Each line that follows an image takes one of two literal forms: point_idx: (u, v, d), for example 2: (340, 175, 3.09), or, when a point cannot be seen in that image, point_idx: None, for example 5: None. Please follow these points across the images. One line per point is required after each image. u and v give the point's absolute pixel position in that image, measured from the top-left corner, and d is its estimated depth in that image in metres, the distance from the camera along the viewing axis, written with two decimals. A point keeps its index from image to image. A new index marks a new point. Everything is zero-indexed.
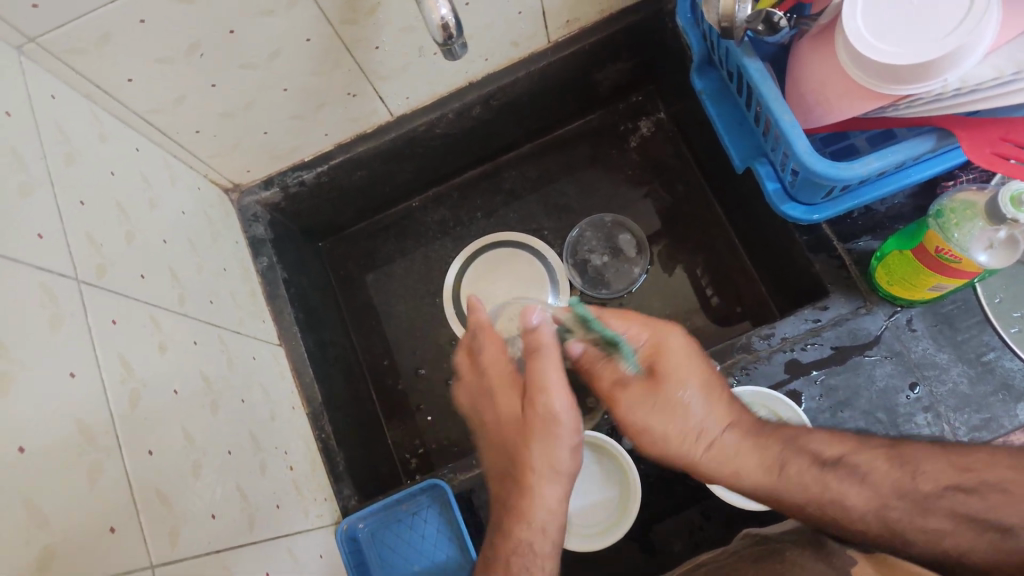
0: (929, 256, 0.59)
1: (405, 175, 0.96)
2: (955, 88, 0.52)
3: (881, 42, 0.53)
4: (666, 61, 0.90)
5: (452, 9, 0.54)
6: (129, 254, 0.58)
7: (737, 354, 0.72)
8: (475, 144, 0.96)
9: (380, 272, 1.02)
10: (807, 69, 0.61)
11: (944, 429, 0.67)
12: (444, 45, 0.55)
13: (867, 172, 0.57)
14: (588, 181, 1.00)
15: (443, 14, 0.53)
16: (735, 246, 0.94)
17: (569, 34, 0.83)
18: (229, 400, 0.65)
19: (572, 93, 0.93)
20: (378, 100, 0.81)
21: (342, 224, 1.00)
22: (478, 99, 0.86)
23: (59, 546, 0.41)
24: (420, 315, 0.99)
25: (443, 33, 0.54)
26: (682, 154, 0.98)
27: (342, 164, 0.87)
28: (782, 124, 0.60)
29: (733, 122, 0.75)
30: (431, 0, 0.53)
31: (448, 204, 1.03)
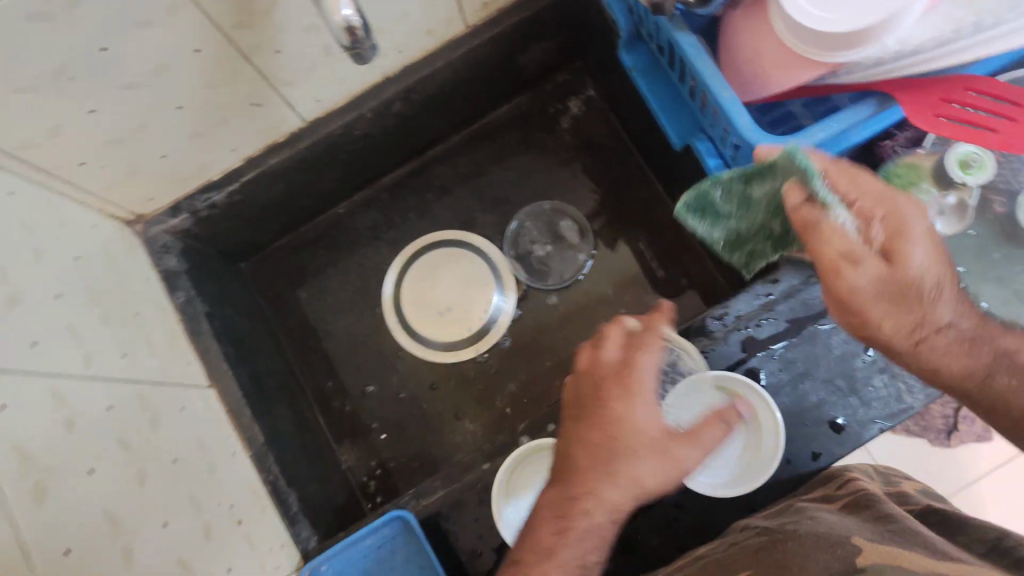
0: None
1: (328, 182, 0.89)
2: (896, 51, 0.50)
3: (817, 10, 0.51)
4: (591, 37, 0.86)
5: (357, 8, 0.47)
6: (14, 321, 0.51)
7: (694, 338, 0.70)
8: (399, 142, 0.90)
9: (311, 287, 0.95)
10: (743, 40, 0.58)
11: (901, 388, 0.66)
12: (351, 49, 0.49)
13: (812, 143, 0.54)
14: (521, 169, 0.96)
15: (347, 14, 0.47)
16: (677, 222, 0.91)
17: (487, 18, 0.78)
18: (159, 462, 0.58)
19: (496, 78, 0.88)
20: (287, 107, 0.74)
21: (264, 241, 0.93)
22: (397, 95, 0.80)
23: None
24: (362, 329, 0.94)
25: (348, 36, 0.48)
26: (615, 132, 0.95)
27: (255, 180, 0.80)
28: (721, 101, 0.57)
29: (666, 98, 0.72)
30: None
31: (377, 208, 0.96)
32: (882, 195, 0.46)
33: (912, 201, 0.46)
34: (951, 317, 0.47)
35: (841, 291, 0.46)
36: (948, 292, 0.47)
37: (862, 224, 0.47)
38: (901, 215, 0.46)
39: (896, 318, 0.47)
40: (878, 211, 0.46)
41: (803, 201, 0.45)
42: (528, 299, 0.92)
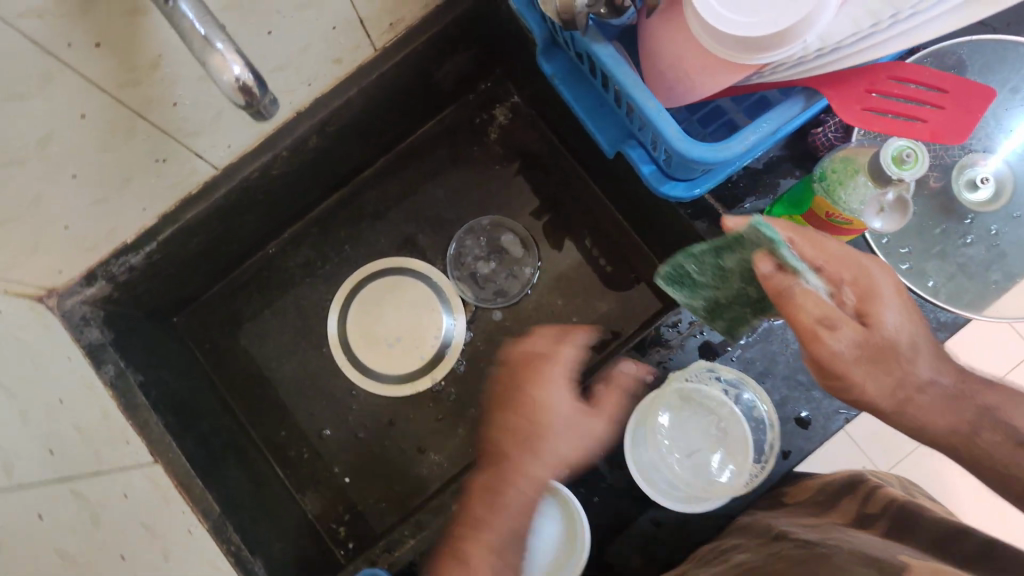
0: (819, 220, 0.58)
1: (253, 225, 0.85)
2: (816, 49, 0.49)
3: (731, 14, 0.50)
4: (507, 43, 0.83)
5: (247, 64, 0.44)
6: None
7: (650, 350, 0.69)
8: (323, 174, 0.86)
9: (251, 334, 0.91)
10: (660, 48, 0.56)
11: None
12: (249, 107, 0.46)
13: (745, 148, 0.54)
14: (454, 185, 0.93)
15: (238, 72, 0.44)
16: (619, 222, 0.90)
17: (396, 38, 0.74)
18: (104, 561, 0.55)
19: (416, 97, 0.85)
20: (197, 157, 0.69)
21: (194, 292, 0.88)
22: (312, 128, 0.76)
23: None
24: (310, 371, 0.90)
25: (242, 94, 0.44)
26: (545, 137, 0.93)
27: (173, 235, 0.75)
28: (647, 112, 0.55)
29: (592, 105, 0.71)
30: (219, 57, 0.43)
31: (309, 243, 0.92)
32: (848, 259, 0.47)
33: (876, 264, 0.48)
34: (930, 375, 0.48)
35: (821, 359, 0.44)
36: (922, 349, 0.47)
37: (832, 288, 0.47)
38: (868, 275, 0.47)
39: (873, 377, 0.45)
40: (845, 275, 0.47)
41: (776, 268, 0.42)
42: (478, 318, 0.90)
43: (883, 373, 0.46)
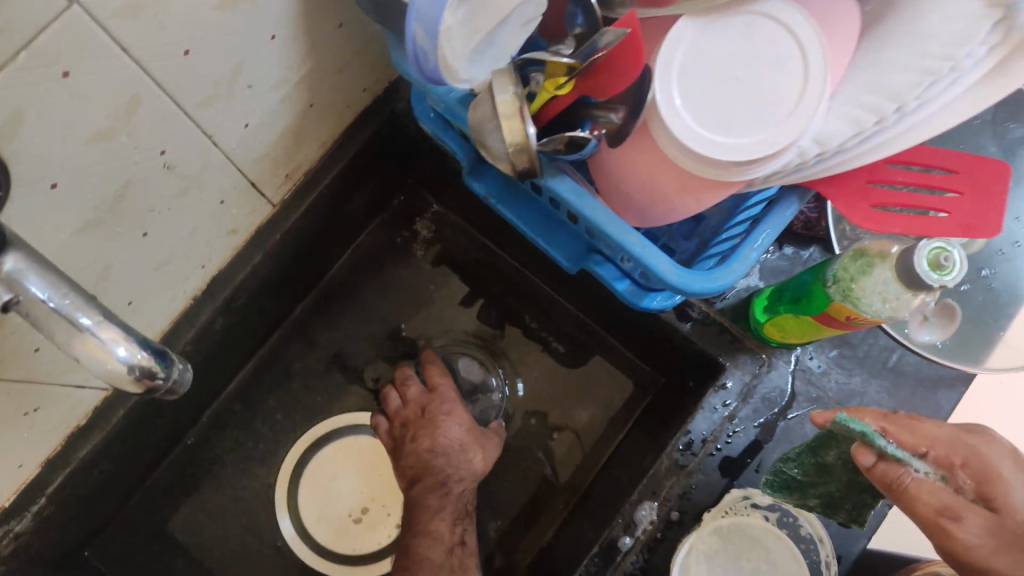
0: (837, 323, 0.50)
1: (165, 426, 0.70)
2: (814, 153, 0.42)
3: (722, 135, 0.42)
4: (419, 155, 0.74)
5: (141, 342, 0.32)
6: None
7: (667, 484, 0.61)
8: (238, 346, 0.73)
9: (186, 546, 0.76)
10: (629, 170, 0.48)
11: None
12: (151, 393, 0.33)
13: (748, 269, 0.47)
14: (388, 317, 0.82)
15: (126, 354, 0.31)
16: (581, 321, 0.80)
17: (297, 187, 0.63)
18: None
19: (330, 236, 0.74)
20: (79, 389, 0.55)
21: (105, 519, 0.72)
22: (220, 309, 0.63)
23: None
24: (268, 574, 0.76)
25: (138, 380, 0.32)
26: (478, 243, 0.83)
27: (67, 480, 0.60)
28: (631, 248, 0.47)
29: (539, 221, 0.62)
30: (90, 341, 0.31)
31: (235, 421, 0.78)
32: (955, 440, 0.43)
33: (993, 447, 0.43)
34: None
35: (953, 556, 0.38)
36: None
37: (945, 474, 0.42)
38: (979, 455, 0.42)
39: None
40: (955, 458, 0.43)
41: (878, 459, 0.42)
42: None
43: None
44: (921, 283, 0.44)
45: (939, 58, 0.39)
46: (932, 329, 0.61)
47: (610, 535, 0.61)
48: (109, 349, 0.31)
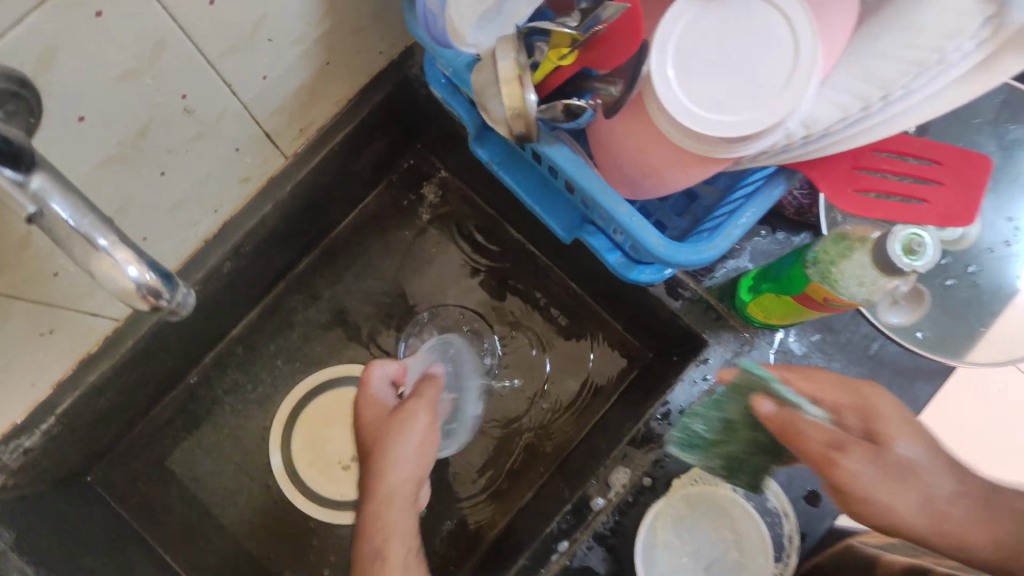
0: (817, 303, 0.53)
1: (171, 362, 0.74)
2: (801, 136, 0.44)
3: (711, 113, 0.44)
4: (429, 121, 0.76)
5: (151, 262, 0.35)
6: None
7: (644, 450, 0.63)
8: (243, 292, 0.76)
9: (183, 477, 0.80)
10: (623, 142, 0.49)
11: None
12: (158, 310, 0.36)
13: (733, 243, 0.49)
14: (390, 276, 0.84)
15: (137, 272, 0.34)
16: (574, 292, 0.83)
17: (310, 141, 0.66)
18: None
19: (339, 192, 0.77)
20: (91, 316, 0.59)
21: (109, 444, 0.76)
22: (228, 253, 0.67)
23: None
24: (260, 508, 0.80)
25: (144, 299, 0.35)
26: (481, 210, 0.85)
27: (77, 402, 0.64)
28: (621, 219, 0.49)
29: (538, 190, 0.64)
30: (105, 258, 0.34)
31: (237, 363, 0.82)
32: (844, 384, 0.46)
33: (877, 390, 0.46)
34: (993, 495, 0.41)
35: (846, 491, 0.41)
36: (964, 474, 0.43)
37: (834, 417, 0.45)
38: (865, 397, 0.45)
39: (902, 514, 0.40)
40: (845, 403, 0.45)
41: (777, 406, 0.43)
42: None
43: (901, 506, 0.40)
44: (896, 268, 0.46)
45: (927, 49, 0.40)
46: (901, 312, 0.66)
47: (584, 494, 0.63)
48: (123, 268, 0.34)
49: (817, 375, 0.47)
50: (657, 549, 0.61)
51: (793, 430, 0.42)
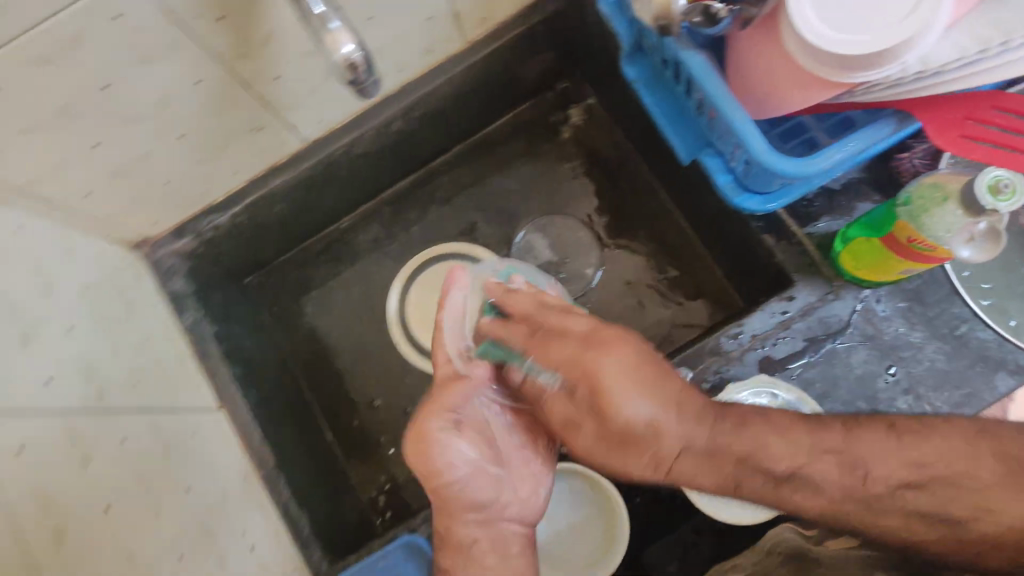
0: (899, 245, 0.57)
1: (331, 199, 0.88)
2: (916, 71, 0.48)
3: (834, 31, 0.48)
4: (588, 52, 0.84)
5: (360, 44, 0.46)
6: (27, 362, 0.51)
7: (708, 360, 0.68)
8: (401, 157, 0.89)
9: (316, 303, 0.95)
10: (752, 61, 0.56)
11: (925, 410, 0.66)
12: (356, 85, 0.47)
13: (829, 165, 0.54)
14: (526, 179, 0.95)
15: (349, 51, 0.45)
16: (685, 231, 0.89)
17: (488, 32, 0.77)
18: (173, 495, 0.59)
19: (499, 91, 0.87)
20: (289, 130, 0.73)
21: (269, 257, 0.92)
22: (399, 112, 0.79)
23: None
24: (369, 343, 0.93)
25: (348, 71, 0.46)
26: (618, 142, 0.93)
27: (260, 200, 0.79)
28: (735, 123, 0.55)
29: (671, 111, 0.71)
30: (333, 36, 0.45)
31: (381, 220, 0.96)
32: (593, 334, 0.54)
33: (601, 354, 0.52)
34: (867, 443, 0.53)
35: (592, 452, 0.55)
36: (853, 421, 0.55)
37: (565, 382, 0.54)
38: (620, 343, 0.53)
39: (635, 465, 0.54)
40: (579, 369, 0.53)
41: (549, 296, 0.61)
42: None
43: (721, 466, 0.53)
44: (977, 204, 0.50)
45: None
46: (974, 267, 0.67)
47: None
48: (341, 44, 0.45)
49: (615, 363, 0.52)
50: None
51: (590, 380, 0.52)
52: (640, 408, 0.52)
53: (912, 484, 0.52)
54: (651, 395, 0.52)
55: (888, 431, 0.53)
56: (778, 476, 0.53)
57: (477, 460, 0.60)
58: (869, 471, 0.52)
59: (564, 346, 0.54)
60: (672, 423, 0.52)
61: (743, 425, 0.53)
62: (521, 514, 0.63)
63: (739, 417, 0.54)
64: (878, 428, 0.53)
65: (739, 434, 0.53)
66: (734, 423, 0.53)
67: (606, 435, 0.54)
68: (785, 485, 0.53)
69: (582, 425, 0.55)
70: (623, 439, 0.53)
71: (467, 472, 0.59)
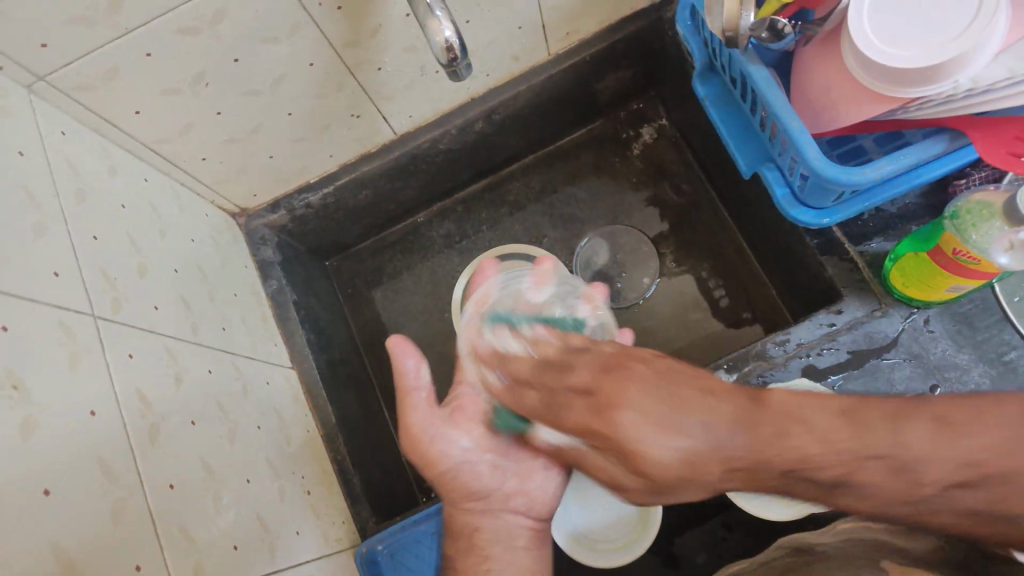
0: (946, 258, 0.59)
1: (410, 192, 0.96)
2: (967, 89, 0.50)
3: (888, 46, 0.51)
4: (666, 68, 0.91)
5: (457, 31, 0.51)
6: (142, 286, 0.59)
7: (752, 362, 0.72)
8: (478, 158, 0.96)
9: (386, 289, 1.01)
10: (812, 78, 0.60)
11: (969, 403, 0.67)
12: (449, 67, 0.52)
13: (879, 176, 0.55)
14: (592, 191, 1.00)
15: (448, 36, 0.50)
16: (743, 250, 0.92)
17: (571, 45, 0.84)
18: (245, 427, 0.65)
19: (575, 104, 0.94)
20: (382, 119, 0.80)
21: (349, 242, 1.00)
22: (481, 113, 0.87)
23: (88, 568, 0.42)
24: (430, 330, 0.99)
25: (447, 55, 0.50)
26: (686, 160, 0.98)
27: (348, 184, 0.87)
28: (790, 131, 0.57)
29: (738, 129, 0.71)
30: (435, 22, 0.51)
31: (453, 217, 1.02)
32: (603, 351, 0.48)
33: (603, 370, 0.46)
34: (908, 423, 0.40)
35: (624, 461, 0.44)
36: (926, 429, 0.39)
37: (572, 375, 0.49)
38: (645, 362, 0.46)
39: (663, 468, 0.43)
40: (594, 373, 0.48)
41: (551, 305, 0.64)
42: None
43: (757, 476, 0.42)
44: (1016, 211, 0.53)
45: None
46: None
47: None
48: (441, 29, 0.50)
49: (639, 393, 0.44)
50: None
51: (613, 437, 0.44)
52: (671, 443, 0.42)
53: (963, 483, 0.39)
54: (677, 430, 0.42)
55: (935, 421, 0.40)
56: (822, 485, 0.42)
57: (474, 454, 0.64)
58: (920, 474, 0.39)
59: (586, 372, 0.48)
60: (702, 444, 0.41)
61: (779, 435, 0.41)
62: (528, 505, 0.67)
63: (774, 422, 0.41)
64: (926, 422, 0.40)
65: (776, 446, 0.41)
66: (773, 431, 0.41)
67: (637, 430, 0.43)
68: (833, 489, 0.42)
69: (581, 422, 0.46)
70: (655, 444, 0.42)
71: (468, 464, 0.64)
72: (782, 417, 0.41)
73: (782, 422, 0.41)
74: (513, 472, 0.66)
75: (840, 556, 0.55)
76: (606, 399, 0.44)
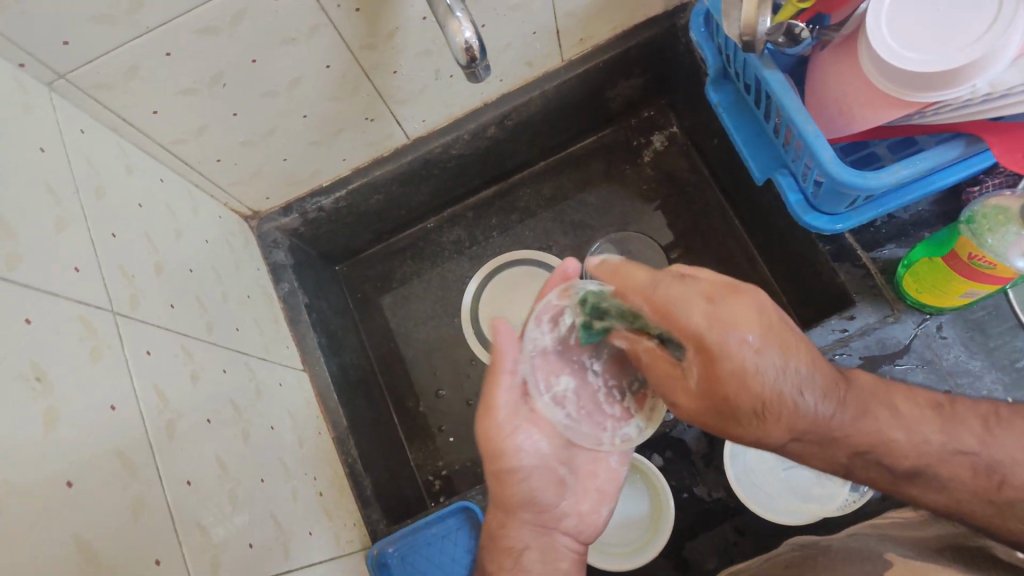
0: (961, 263, 0.60)
1: (421, 198, 0.96)
2: (985, 93, 0.51)
3: (906, 51, 0.52)
4: (677, 76, 0.91)
5: (477, 32, 0.51)
6: (159, 284, 0.59)
7: None
8: (489, 164, 0.96)
9: (396, 294, 1.01)
10: (826, 84, 0.60)
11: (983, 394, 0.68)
12: (468, 68, 0.52)
13: (896, 180, 0.55)
14: (602, 198, 1.00)
15: (468, 37, 0.51)
16: (753, 258, 0.93)
17: (583, 53, 0.84)
18: (258, 427, 0.65)
19: (586, 111, 0.94)
20: (396, 123, 0.81)
21: (359, 247, 1.00)
22: (493, 119, 0.87)
23: (108, 562, 0.42)
24: (439, 336, 0.99)
25: (467, 55, 0.51)
26: (697, 168, 0.98)
27: (360, 188, 0.87)
28: (806, 135, 0.57)
29: (750, 135, 0.71)
30: (456, 23, 0.51)
31: (464, 223, 1.03)
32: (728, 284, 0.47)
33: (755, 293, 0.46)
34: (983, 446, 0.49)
35: (728, 387, 0.45)
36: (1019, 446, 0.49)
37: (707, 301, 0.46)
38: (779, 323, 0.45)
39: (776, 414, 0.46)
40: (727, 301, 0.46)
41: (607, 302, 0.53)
42: None
43: (832, 453, 0.49)
44: None
45: None
46: None
47: None
48: (461, 29, 0.51)
49: (758, 320, 0.45)
50: (744, 452, 0.75)
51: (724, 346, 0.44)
52: (789, 367, 0.45)
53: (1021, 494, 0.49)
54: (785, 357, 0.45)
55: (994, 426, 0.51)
56: (899, 474, 0.50)
57: (548, 455, 0.61)
58: (1007, 477, 0.49)
59: (704, 299, 0.46)
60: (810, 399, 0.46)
61: (862, 417, 0.48)
62: (577, 528, 0.64)
63: (859, 403, 0.49)
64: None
65: (859, 427, 0.48)
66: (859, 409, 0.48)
67: (774, 356, 0.44)
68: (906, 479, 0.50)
69: (731, 358, 0.44)
70: (784, 347, 0.45)
71: (533, 464, 0.61)
72: (869, 398, 0.49)
73: (871, 404, 0.49)
74: (573, 489, 0.63)
75: (850, 549, 0.56)
76: (731, 314, 0.44)
